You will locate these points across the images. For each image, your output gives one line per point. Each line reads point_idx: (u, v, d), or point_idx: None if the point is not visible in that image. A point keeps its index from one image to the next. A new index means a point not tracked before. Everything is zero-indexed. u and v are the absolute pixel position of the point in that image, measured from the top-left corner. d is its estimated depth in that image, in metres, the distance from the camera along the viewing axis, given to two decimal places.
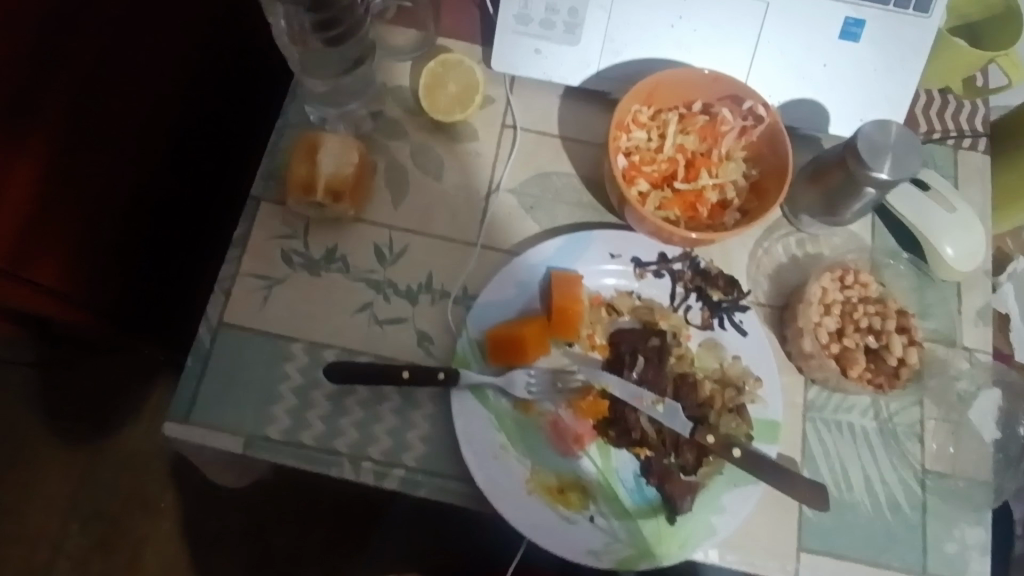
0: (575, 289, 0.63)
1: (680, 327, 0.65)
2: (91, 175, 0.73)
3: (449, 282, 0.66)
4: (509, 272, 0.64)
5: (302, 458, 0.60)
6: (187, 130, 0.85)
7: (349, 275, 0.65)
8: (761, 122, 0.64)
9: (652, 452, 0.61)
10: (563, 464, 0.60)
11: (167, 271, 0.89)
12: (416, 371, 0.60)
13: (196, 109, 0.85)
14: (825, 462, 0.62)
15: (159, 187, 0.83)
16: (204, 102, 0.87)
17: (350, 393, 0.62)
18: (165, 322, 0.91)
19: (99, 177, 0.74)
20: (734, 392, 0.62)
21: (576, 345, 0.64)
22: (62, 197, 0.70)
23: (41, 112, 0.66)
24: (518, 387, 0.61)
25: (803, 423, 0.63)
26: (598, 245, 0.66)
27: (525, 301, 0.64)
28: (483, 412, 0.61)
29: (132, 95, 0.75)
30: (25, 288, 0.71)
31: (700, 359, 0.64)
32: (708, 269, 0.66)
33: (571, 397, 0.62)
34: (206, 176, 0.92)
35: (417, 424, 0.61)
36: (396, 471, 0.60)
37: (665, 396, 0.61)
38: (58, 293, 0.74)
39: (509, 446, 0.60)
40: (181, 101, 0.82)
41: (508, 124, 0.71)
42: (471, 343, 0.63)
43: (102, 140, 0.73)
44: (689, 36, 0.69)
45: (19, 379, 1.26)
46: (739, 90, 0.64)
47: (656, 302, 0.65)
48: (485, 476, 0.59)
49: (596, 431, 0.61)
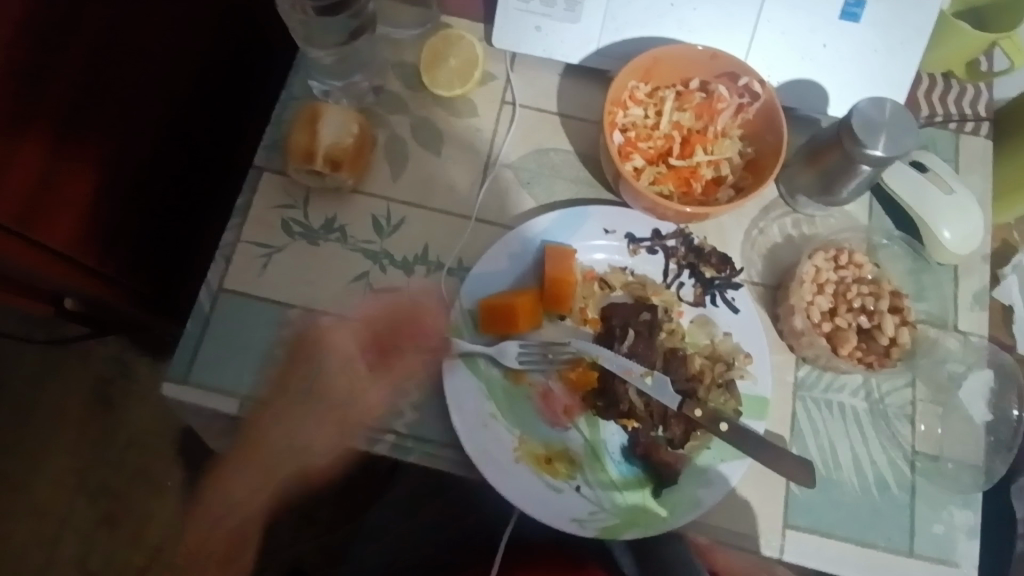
0: (568, 262, 0.64)
1: (672, 304, 0.65)
2: (100, 140, 0.74)
3: (444, 253, 0.67)
4: (503, 244, 0.65)
5: (295, 421, 0.62)
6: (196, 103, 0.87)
7: (346, 244, 0.66)
8: (757, 99, 0.64)
9: (640, 425, 0.61)
10: (551, 434, 0.61)
11: (173, 244, 0.91)
12: (407, 338, 0.61)
13: (200, 84, 0.87)
14: (813, 440, 0.62)
15: (163, 160, 0.84)
16: (209, 78, 0.88)
17: (345, 359, 0.63)
18: (165, 293, 0.92)
19: (108, 142, 0.75)
20: (723, 367, 0.63)
21: (568, 318, 0.65)
22: (71, 159, 0.72)
23: (57, 74, 0.68)
24: (509, 357, 0.62)
25: (793, 401, 0.64)
26: (593, 221, 0.66)
27: (519, 273, 0.65)
28: (474, 381, 0.62)
29: (143, 64, 0.76)
30: (32, 248, 0.72)
31: (691, 335, 0.64)
32: (701, 247, 0.66)
33: (561, 368, 0.63)
34: (212, 151, 0.93)
35: (410, 391, 0.63)
36: (387, 436, 0.62)
37: (654, 370, 0.62)
38: (63, 255, 0.75)
39: (497, 414, 0.61)
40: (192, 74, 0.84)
41: (508, 101, 0.72)
42: (464, 313, 0.63)
43: (112, 106, 0.74)
44: (689, 15, 0.69)
45: (34, 353, 1.30)
46: (737, 68, 0.64)
47: (649, 278, 0.66)
48: (473, 443, 0.60)
49: (585, 403, 0.62)
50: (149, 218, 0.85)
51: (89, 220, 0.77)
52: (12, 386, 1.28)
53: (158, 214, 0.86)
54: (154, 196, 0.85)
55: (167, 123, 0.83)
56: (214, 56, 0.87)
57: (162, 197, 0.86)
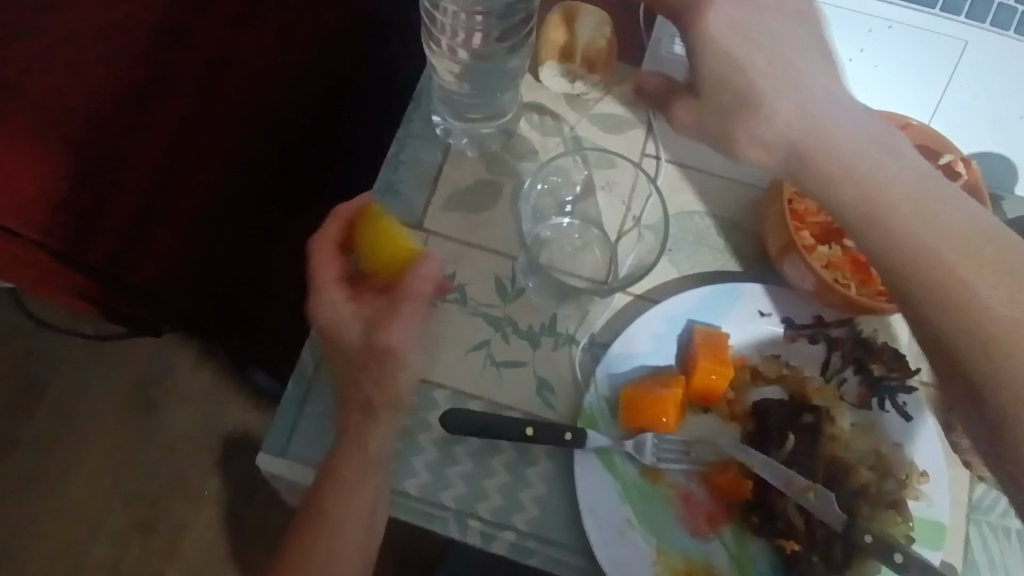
0: (722, 350, 0.56)
1: (834, 403, 0.57)
2: (235, 190, 0.76)
3: (576, 326, 0.59)
4: (645, 323, 0.57)
5: (407, 510, 0.54)
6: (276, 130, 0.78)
7: (466, 307, 0.59)
8: (955, 179, 0.55)
9: (801, 547, 0.53)
10: (692, 547, 0.54)
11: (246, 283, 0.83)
12: (540, 428, 0.54)
13: (299, 132, 0.81)
14: (989, 571, 0.55)
15: (254, 187, 0.78)
16: (300, 122, 0.81)
17: (461, 441, 0.56)
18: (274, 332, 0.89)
19: (229, 190, 0.75)
20: (894, 484, 0.55)
21: (713, 412, 0.57)
22: (175, 202, 0.70)
23: (237, 135, 0.73)
24: (647, 454, 0.54)
25: (967, 524, 0.56)
26: (746, 302, 0.59)
27: (661, 357, 0.57)
28: (610, 482, 0.54)
29: (266, 104, 0.75)
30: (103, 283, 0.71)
31: (854, 440, 0.56)
32: (814, 334, 0.59)
33: (706, 470, 0.55)
34: (255, 172, 0.78)
35: (531, 482, 0.55)
36: (505, 533, 0.54)
37: (816, 482, 0.54)
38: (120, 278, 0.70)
39: (634, 521, 0.53)
40: (282, 102, 0.77)
41: (650, 153, 0.65)
42: (600, 399, 0.56)
43: (258, 156, 0.77)
44: (867, 71, 0.62)
45: (81, 351, 1.30)
46: (934, 142, 0.56)
47: (808, 371, 0.58)
48: (609, 554, 0.53)
49: (732, 514, 0.54)
50: (219, 262, 0.78)
51: (173, 281, 0.74)
52: (57, 383, 1.29)
53: (235, 241, 0.79)
54: (234, 236, 0.79)
55: (258, 162, 0.77)
56: (321, 78, 0.81)
57: (233, 236, 0.78)
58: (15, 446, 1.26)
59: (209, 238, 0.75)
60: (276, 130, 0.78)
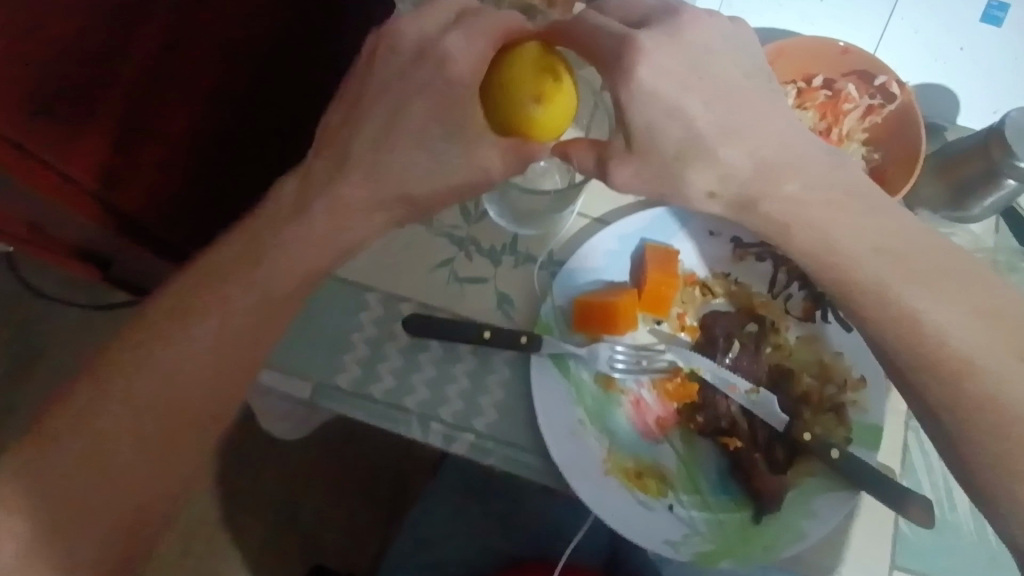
0: (672, 264, 0.60)
1: (779, 317, 0.60)
2: (223, 106, 0.76)
3: (536, 246, 0.62)
4: (600, 239, 0.61)
5: (371, 413, 0.57)
6: (263, 50, 0.79)
7: (431, 228, 0.62)
8: (892, 100, 0.59)
9: (742, 445, 0.56)
10: (642, 447, 0.57)
11: (215, 208, 0.81)
12: (497, 332, 0.58)
13: (285, 55, 0.81)
14: (926, 474, 0.58)
15: (242, 105, 0.78)
16: (294, 46, 0.82)
17: (424, 350, 0.59)
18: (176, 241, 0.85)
19: (219, 105, 0.76)
20: (835, 389, 0.58)
21: (664, 323, 0.60)
22: (160, 112, 0.72)
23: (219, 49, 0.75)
24: (602, 361, 0.57)
25: (905, 431, 0.59)
26: (696, 222, 0.62)
27: (615, 272, 0.60)
28: (564, 385, 0.57)
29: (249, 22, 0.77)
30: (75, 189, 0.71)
31: (798, 350, 0.59)
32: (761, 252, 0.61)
33: (656, 377, 0.58)
34: (243, 90, 0.78)
35: (491, 389, 0.58)
36: (466, 436, 0.57)
37: (759, 386, 0.58)
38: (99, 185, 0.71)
39: (587, 422, 0.56)
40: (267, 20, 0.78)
41: None
42: (556, 310, 0.59)
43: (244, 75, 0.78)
44: (815, 7, 0.64)
45: (69, 316, 1.31)
46: (871, 66, 0.60)
47: (755, 286, 0.61)
48: (562, 452, 0.55)
49: (680, 417, 0.58)
50: (206, 181, 0.78)
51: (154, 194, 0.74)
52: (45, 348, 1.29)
53: (224, 162, 0.79)
54: (223, 155, 0.78)
55: (245, 81, 0.78)
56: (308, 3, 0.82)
57: (219, 157, 0.78)
58: (11, 412, 1.26)
59: (198, 155, 0.76)
60: (261, 47, 0.79)
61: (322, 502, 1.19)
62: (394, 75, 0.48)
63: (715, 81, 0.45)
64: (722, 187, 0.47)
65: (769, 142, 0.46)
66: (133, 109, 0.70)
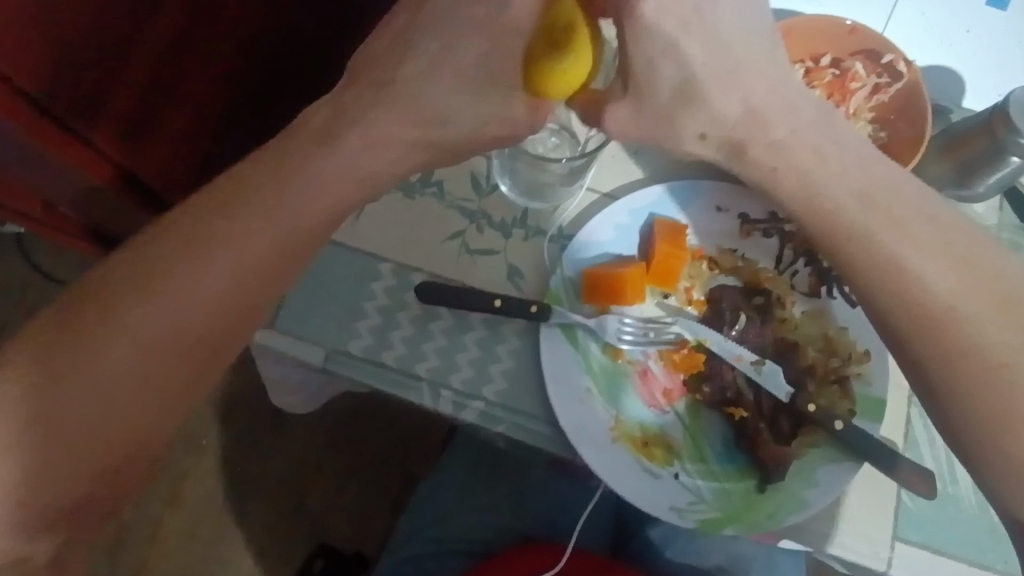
0: (680, 238, 0.61)
1: (785, 291, 0.61)
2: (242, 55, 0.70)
3: (546, 220, 0.63)
4: (611, 213, 0.62)
5: (383, 379, 0.58)
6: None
7: (443, 201, 0.63)
8: (898, 79, 0.60)
9: (748, 415, 0.57)
10: (648, 416, 0.57)
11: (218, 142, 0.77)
12: (508, 300, 0.59)
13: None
14: (928, 448, 0.59)
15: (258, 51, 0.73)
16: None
17: (436, 320, 0.60)
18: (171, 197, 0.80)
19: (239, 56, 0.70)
20: (839, 362, 0.59)
21: (672, 297, 0.61)
22: (186, 67, 0.66)
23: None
24: (610, 332, 0.58)
25: (909, 406, 0.60)
26: (704, 198, 0.63)
27: (624, 246, 0.61)
28: (573, 355, 0.58)
29: None
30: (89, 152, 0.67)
31: (803, 324, 0.60)
32: (767, 229, 0.62)
33: (664, 348, 0.59)
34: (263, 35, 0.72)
35: (501, 358, 0.59)
36: (476, 404, 0.58)
37: (765, 358, 0.59)
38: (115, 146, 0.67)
39: (594, 391, 0.57)
40: None
41: None
42: (566, 281, 0.60)
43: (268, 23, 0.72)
44: None
45: None
46: (878, 44, 0.60)
47: (762, 262, 0.62)
48: (570, 419, 0.56)
49: (687, 388, 0.58)
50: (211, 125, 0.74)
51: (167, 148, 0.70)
52: None
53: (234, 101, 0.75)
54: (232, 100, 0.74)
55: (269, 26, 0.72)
56: None
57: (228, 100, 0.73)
58: None
59: (210, 103, 0.71)
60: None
61: (327, 484, 1.19)
62: (405, 13, 0.47)
63: (719, 33, 0.44)
64: (713, 129, 0.48)
65: (760, 86, 0.46)
66: (162, 66, 0.63)
